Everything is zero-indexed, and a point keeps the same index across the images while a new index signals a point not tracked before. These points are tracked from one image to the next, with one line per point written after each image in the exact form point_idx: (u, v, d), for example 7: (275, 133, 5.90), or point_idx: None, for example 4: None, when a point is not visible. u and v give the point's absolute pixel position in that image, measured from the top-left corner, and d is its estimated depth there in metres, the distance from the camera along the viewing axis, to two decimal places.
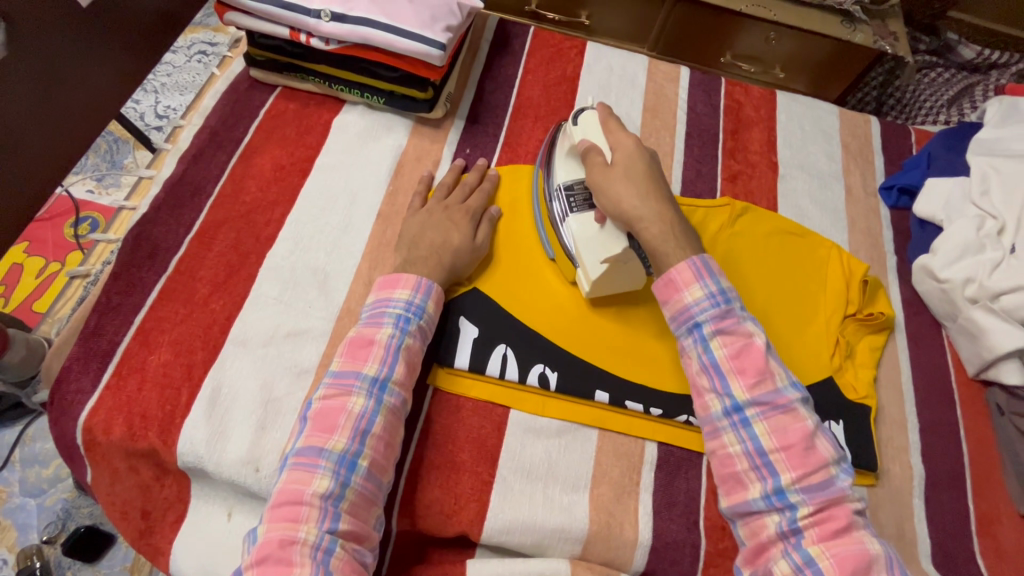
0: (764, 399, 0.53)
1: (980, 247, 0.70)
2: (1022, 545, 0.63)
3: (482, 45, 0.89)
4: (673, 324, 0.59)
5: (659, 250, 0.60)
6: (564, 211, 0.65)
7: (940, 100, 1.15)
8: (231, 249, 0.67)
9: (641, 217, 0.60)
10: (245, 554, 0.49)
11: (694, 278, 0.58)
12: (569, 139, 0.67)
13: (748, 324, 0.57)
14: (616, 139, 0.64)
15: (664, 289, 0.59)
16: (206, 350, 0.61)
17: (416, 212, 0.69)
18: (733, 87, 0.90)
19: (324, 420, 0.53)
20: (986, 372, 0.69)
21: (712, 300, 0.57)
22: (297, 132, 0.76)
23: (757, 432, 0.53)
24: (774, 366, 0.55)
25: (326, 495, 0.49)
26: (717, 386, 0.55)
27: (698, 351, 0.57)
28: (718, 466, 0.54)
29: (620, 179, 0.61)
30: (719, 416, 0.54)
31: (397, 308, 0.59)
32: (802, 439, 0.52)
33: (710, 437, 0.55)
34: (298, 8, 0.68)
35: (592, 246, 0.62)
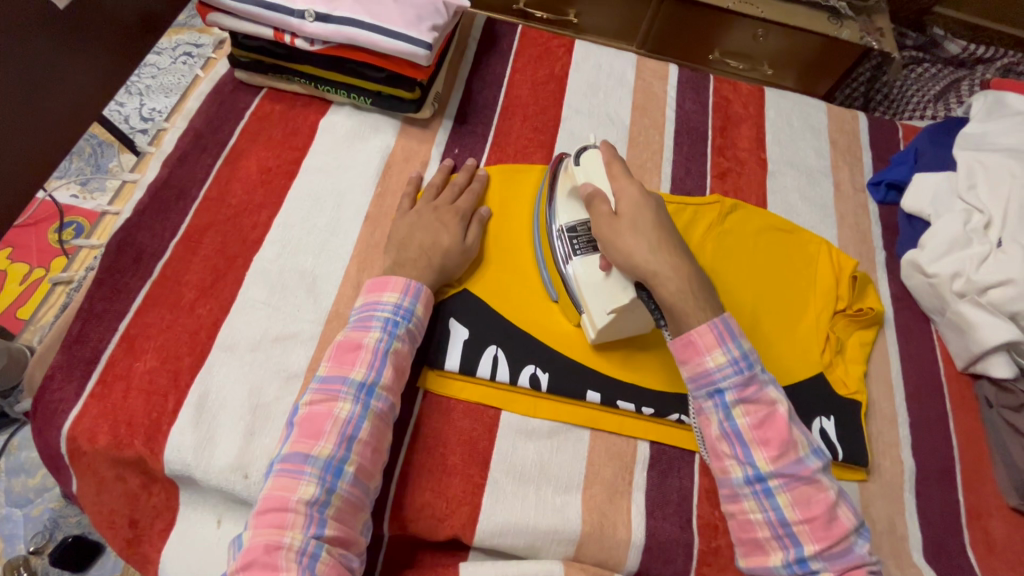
0: (787, 470, 0.52)
1: (967, 241, 0.70)
2: (1012, 538, 0.63)
3: (469, 44, 0.88)
4: (692, 387, 0.56)
5: (676, 308, 0.56)
6: (568, 253, 0.65)
7: (927, 95, 1.17)
8: (217, 252, 0.66)
9: (655, 272, 0.56)
10: (230, 560, 0.48)
11: (717, 343, 0.55)
12: (572, 180, 0.66)
13: (771, 389, 0.55)
14: (621, 184, 0.61)
15: (682, 349, 0.56)
16: (192, 355, 0.60)
17: (405, 214, 0.68)
18: (721, 84, 0.90)
19: (311, 425, 0.52)
20: (975, 366, 0.69)
21: (736, 368, 0.54)
22: (283, 133, 0.75)
23: (780, 503, 0.52)
24: (796, 433, 0.54)
25: (311, 501, 0.49)
26: (739, 454, 0.54)
27: (720, 418, 0.55)
28: (737, 528, 0.54)
29: (628, 230, 0.58)
30: (741, 484, 0.53)
31: (385, 311, 0.59)
32: (825, 511, 0.51)
33: (730, 502, 0.54)
34: (281, 8, 0.67)
35: (599, 293, 0.61)
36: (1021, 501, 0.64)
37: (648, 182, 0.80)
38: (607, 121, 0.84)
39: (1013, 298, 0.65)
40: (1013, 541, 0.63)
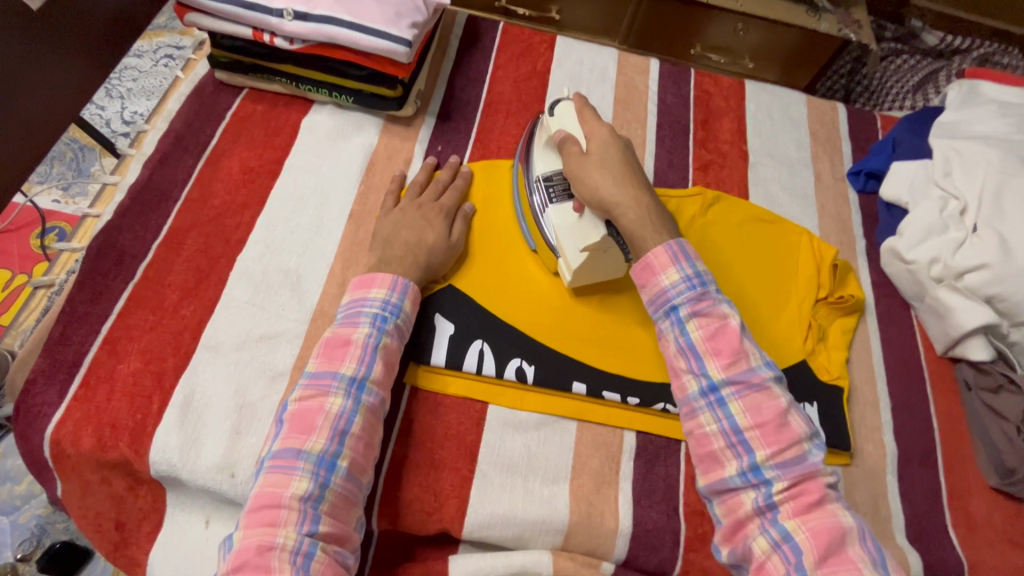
0: (739, 378, 0.53)
1: (944, 227, 0.71)
2: (992, 517, 0.64)
3: (451, 42, 0.88)
4: (651, 309, 0.58)
5: (638, 237, 0.59)
6: (545, 201, 0.67)
7: (906, 86, 1.18)
8: (200, 253, 0.66)
9: (619, 204, 0.60)
10: (221, 562, 0.48)
11: (671, 263, 0.57)
12: (547, 130, 0.68)
13: (725, 306, 0.56)
14: (591, 127, 0.64)
15: (641, 273, 0.59)
16: (176, 357, 0.60)
17: (390, 212, 0.68)
18: (702, 78, 0.91)
19: (301, 421, 0.52)
20: (954, 350, 0.70)
21: (688, 283, 0.56)
22: (265, 133, 0.75)
23: (733, 411, 0.52)
24: (749, 346, 0.55)
25: (305, 497, 0.49)
26: (693, 366, 0.54)
27: (675, 334, 0.56)
28: (695, 445, 0.54)
29: (596, 166, 0.61)
30: (696, 396, 0.54)
31: (374, 307, 0.59)
32: (776, 416, 0.51)
33: (687, 419, 0.54)
34: (259, 8, 0.67)
35: (571, 235, 0.63)
36: (1001, 481, 0.65)
37: None
38: None
39: (988, 282, 0.66)
40: (993, 520, 0.64)
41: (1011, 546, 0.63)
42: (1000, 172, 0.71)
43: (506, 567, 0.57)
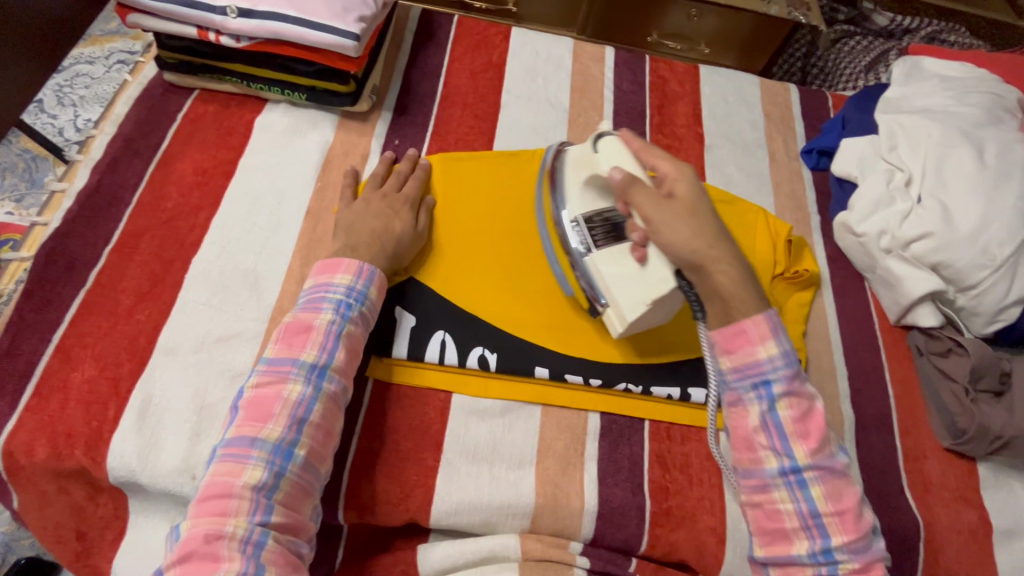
0: (823, 463, 0.51)
1: (891, 200, 0.72)
2: (946, 476, 0.67)
3: (406, 37, 0.89)
4: (735, 375, 0.53)
5: (732, 297, 0.54)
6: (586, 243, 0.64)
7: (858, 67, 1.18)
8: (154, 257, 0.65)
9: (714, 258, 0.54)
10: (168, 551, 0.48)
11: (770, 334, 0.53)
12: (594, 168, 0.63)
13: (811, 384, 0.54)
14: (671, 169, 0.59)
15: (730, 338, 0.53)
16: (132, 362, 0.59)
17: (351, 205, 0.67)
18: (658, 64, 0.92)
19: (257, 409, 0.52)
20: (906, 318, 0.72)
21: (787, 360, 0.52)
22: (218, 134, 0.74)
23: (813, 495, 0.51)
24: (831, 430, 0.53)
25: (257, 487, 0.49)
26: (776, 445, 0.52)
27: (762, 409, 0.52)
28: (761, 518, 0.52)
29: (685, 214, 0.55)
30: (774, 474, 0.52)
31: (338, 294, 0.59)
32: (855, 505, 0.51)
33: (757, 492, 0.53)
34: (202, 6, 0.66)
35: (632, 287, 0.59)
36: (953, 441, 0.67)
37: None
38: (546, 105, 0.85)
39: (934, 250, 0.68)
40: (948, 480, 0.66)
41: (964, 503, 0.65)
42: (940, 143, 0.73)
43: (474, 553, 0.58)
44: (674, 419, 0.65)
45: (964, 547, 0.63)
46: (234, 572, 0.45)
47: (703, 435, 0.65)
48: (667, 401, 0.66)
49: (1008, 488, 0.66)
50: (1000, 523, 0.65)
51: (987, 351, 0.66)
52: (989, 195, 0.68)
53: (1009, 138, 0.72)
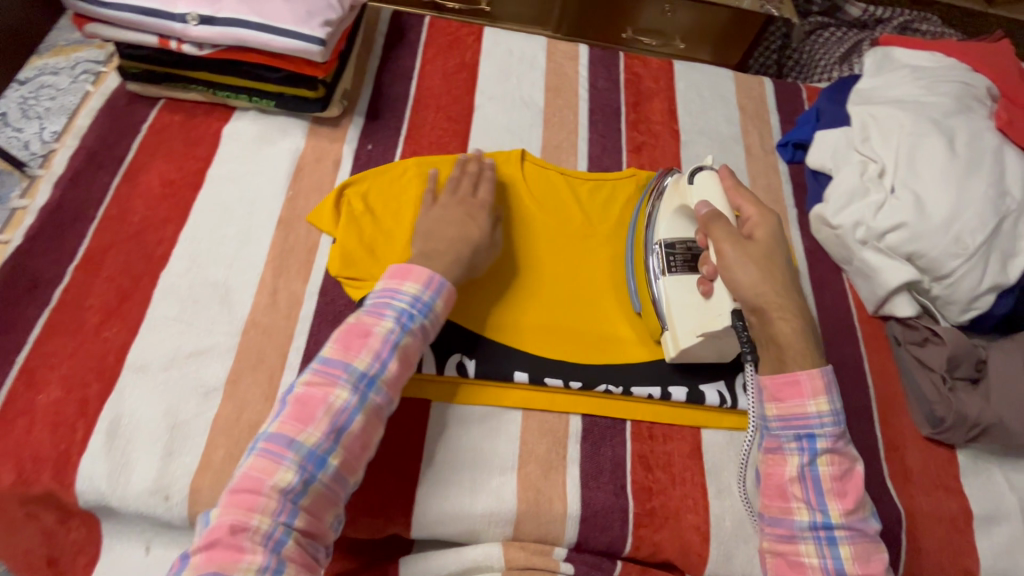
0: (855, 524, 0.53)
1: (865, 191, 0.73)
2: (926, 465, 0.67)
3: (377, 39, 0.88)
4: (780, 424, 0.55)
5: (789, 348, 0.55)
6: (663, 269, 0.65)
7: (832, 58, 1.19)
8: (121, 272, 0.64)
9: (779, 307, 0.56)
10: (195, 535, 0.47)
11: (823, 391, 0.54)
12: (683, 198, 0.66)
13: (852, 448, 0.56)
14: (757, 215, 0.61)
15: (783, 386, 0.55)
16: (101, 381, 0.58)
17: (429, 211, 0.65)
18: (632, 60, 0.92)
19: (302, 409, 0.50)
20: (883, 308, 0.72)
21: (836, 420, 0.54)
22: (185, 144, 0.73)
23: (841, 554, 0.52)
24: (866, 495, 0.55)
25: (286, 490, 0.47)
26: (811, 498, 0.53)
27: (803, 460, 0.54)
28: (782, 567, 0.53)
29: (760, 260, 0.58)
30: (805, 527, 0.53)
31: (403, 302, 0.56)
32: (881, 570, 0.52)
33: (784, 542, 0.54)
34: (161, 14, 0.65)
35: (688, 317, 0.62)
36: (932, 430, 0.67)
37: (564, 163, 0.81)
38: (521, 105, 0.84)
39: (907, 240, 0.68)
40: (928, 469, 0.67)
41: (944, 491, 0.66)
42: (911, 133, 0.73)
43: (457, 564, 0.58)
44: (656, 418, 0.65)
45: (944, 535, 0.64)
46: (256, 568, 0.44)
47: (684, 433, 0.65)
48: (648, 400, 0.65)
49: (987, 474, 0.67)
50: (980, 509, 0.65)
51: (963, 340, 0.66)
52: (960, 184, 0.69)
53: (978, 127, 0.73)
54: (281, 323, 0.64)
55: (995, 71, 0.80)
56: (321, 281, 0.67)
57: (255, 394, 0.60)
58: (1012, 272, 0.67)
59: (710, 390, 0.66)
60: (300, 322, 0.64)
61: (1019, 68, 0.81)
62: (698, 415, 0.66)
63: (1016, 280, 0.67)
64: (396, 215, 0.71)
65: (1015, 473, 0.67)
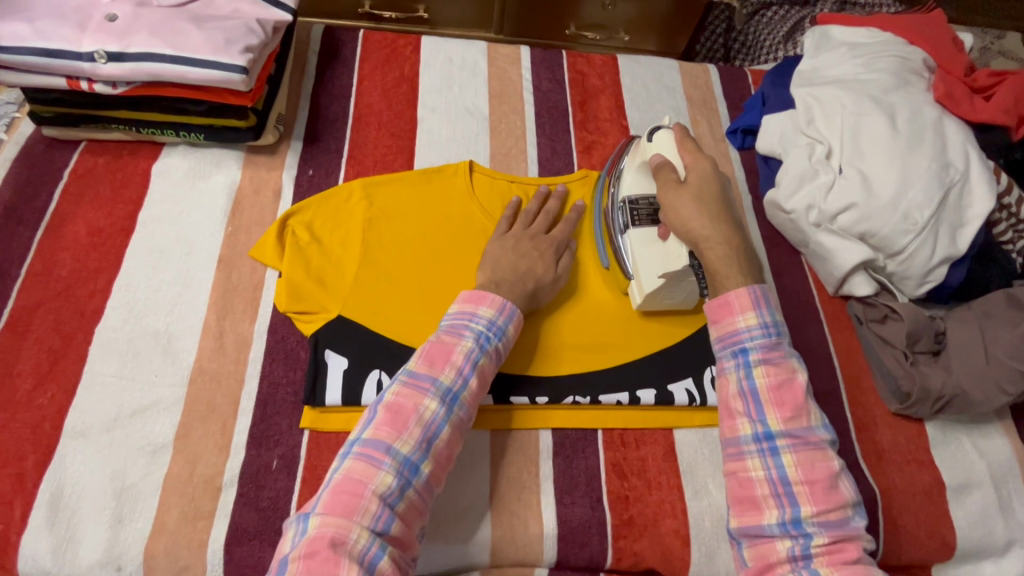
0: (797, 433, 0.51)
1: (814, 173, 0.72)
2: (896, 441, 0.67)
3: (309, 59, 0.84)
4: (717, 344, 0.55)
5: (720, 273, 0.56)
6: (627, 222, 0.66)
7: (777, 36, 1.16)
8: (51, 333, 0.60)
9: (707, 238, 0.57)
10: (291, 542, 0.45)
11: (751, 306, 0.54)
12: (642, 154, 0.67)
13: (794, 359, 0.54)
14: (691, 157, 0.61)
15: (716, 310, 0.55)
16: (37, 453, 0.55)
17: (502, 239, 0.66)
18: (575, 59, 0.90)
19: (394, 416, 0.50)
20: (843, 289, 0.72)
21: (765, 330, 0.53)
22: (112, 188, 0.69)
23: (784, 462, 0.50)
24: (811, 404, 0.52)
25: (386, 494, 0.47)
26: (751, 411, 0.52)
27: (740, 376, 0.53)
28: (735, 486, 0.52)
29: (690, 199, 0.59)
30: (748, 440, 0.51)
31: (480, 326, 0.57)
32: (827, 477, 0.49)
33: (732, 460, 0.52)
34: (65, 54, 0.61)
35: (651, 261, 0.63)
36: (900, 406, 0.68)
37: (514, 169, 0.79)
38: (465, 114, 0.82)
39: (858, 221, 0.68)
40: (898, 444, 0.67)
41: (917, 465, 0.66)
42: (853, 113, 0.73)
43: None
44: (626, 424, 0.64)
45: (919, 508, 0.64)
46: None
47: (657, 436, 0.64)
48: (616, 407, 0.64)
49: (955, 443, 0.68)
50: (952, 479, 0.66)
51: (920, 315, 0.66)
52: (904, 159, 0.69)
53: (918, 101, 0.73)
54: (229, 368, 0.61)
55: (930, 42, 0.81)
56: (270, 317, 0.64)
57: (208, 446, 0.57)
58: (961, 243, 0.67)
59: (677, 390, 0.65)
60: (250, 366, 0.61)
61: (952, 37, 0.82)
62: (668, 416, 0.65)
63: (966, 249, 0.68)
64: (344, 240, 0.68)
65: (981, 439, 0.68)
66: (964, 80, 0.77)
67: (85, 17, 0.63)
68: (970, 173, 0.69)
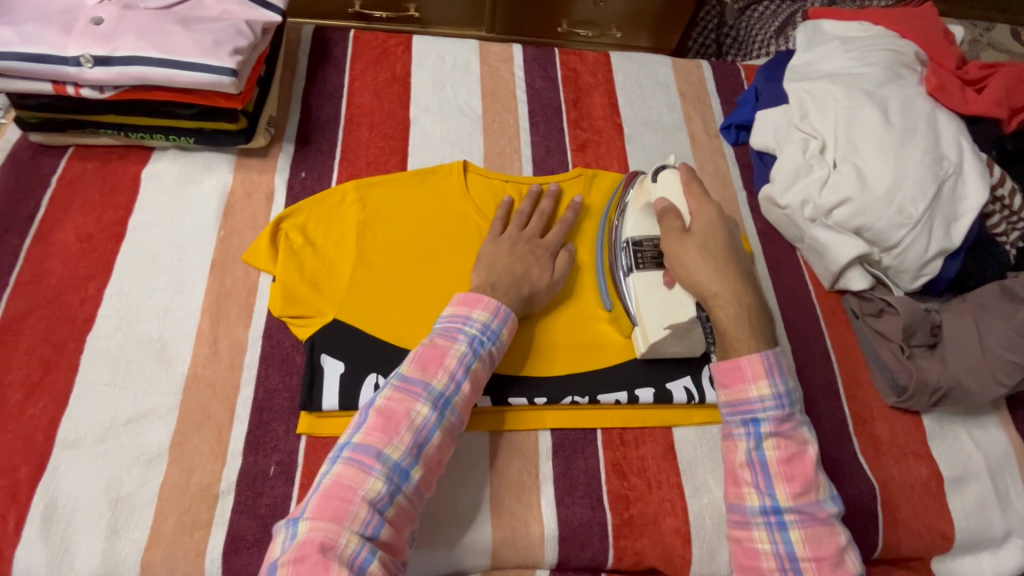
0: (806, 508, 0.51)
1: (809, 168, 0.72)
2: (894, 434, 0.68)
3: (300, 59, 0.84)
4: (727, 410, 0.54)
5: (729, 333, 0.55)
6: (630, 265, 0.65)
7: (769, 31, 1.17)
8: (42, 341, 0.59)
9: (715, 295, 0.56)
10: (280, 547, 0.45)
11: (764, 374, 0.53)
12: (647, 196, 0.66)
13: (805, 431, 0.54)
14: (697, 203, 0.60)
15: (726, 374, 0.54)
16: (30, 464, 0.54)
17: (498, 240, 0.66)
18: (568, 56, 0.90)
19: (386, 422, 0.50)
20: (839, 283, 0.72)
21: (779, 402, 0.52)
22: (101, 194, 0.68)
23: (792, 538, 0.50)
24: (821, 477, 0.52)
25: (376, 500, 0.47)
26: (760, 483, 0.52)
27: (750, 446, 0.53)
28: (740, 553, 0.52)
29: (696, 251, 0.58)
30: (755, 512, 0.51)
31: (473, 329, 0.56)
32: (834, 554, 0.49)
33: (738, 527, 0.52)
34: (50, 59, 0.60)
35: (655, 309, 0.62)
36: (897, 399, 0.68)
37: (509, 169, 0.78)
38: (458, 114, 0.82)
39: (854, 215, 0.68)
40: (896, 437, 0.67)
41: (915, 458, 0.66)
42: (846, 107, 0.73)
43: None
44: (625, 423, 0.64)
45: (919, 502, 0.64)
46: None
47: (656, 434, 0.64)
48: (616, 406, 0.64)
49: (953, 436, 0.68)
50: (950, 472, 0.66)
51: (915, 309, 0.66)
52: (897, 152, 0.69)
53: (910, 94, 0.73)
54: (224, 374, 0.60)
55: (921, 35, 0.81)
56: (264, 322, 0.64)
57: (203, 454, 0.56)
58: (956, 235, 0.68)
59: (676, 388, 0.64)
60: (245, 371, 0.61)
61: (943, 30, 0.82)
62: (667, 414, 0.64)
63: (961, 242, 0.68)
64: (338, 243, 0.67)
65: (978, 431, 0.68)
66: (956, 73, 0.77)
67: (70, 21, 0.62)
68: (963, 165, 0.69)
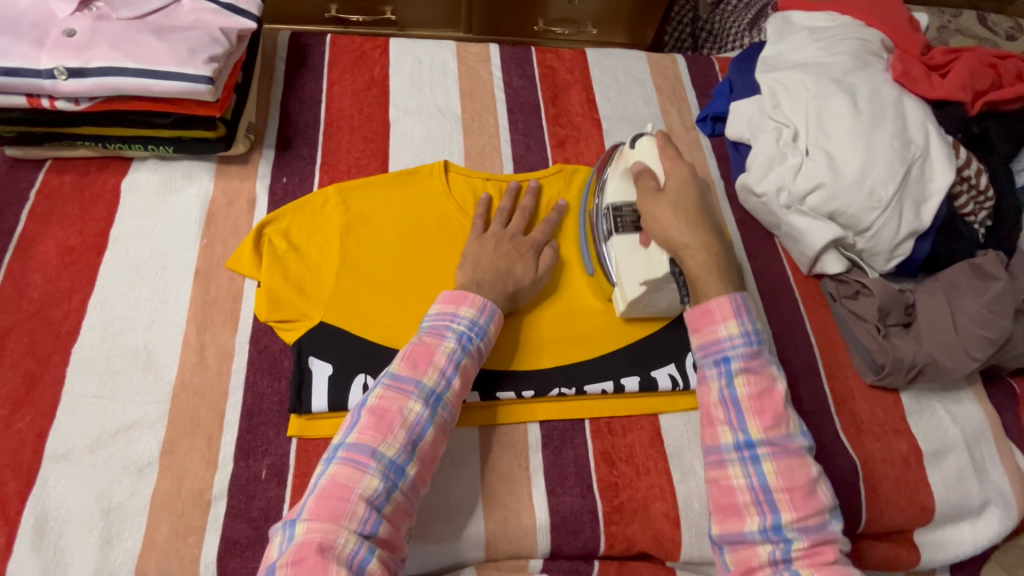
0: (777, 441, 0.52)
1: (783, 156, 0.74)
2: (874, 412, 0.69)
3: (277, 66, 0.84)
4: (699, 352, 0.57)
5: (699, 279, 0.58)
6: (610, 229, 0.66)
7: (741, 24, 1.12)
8: (26, 356, 0.59)
9: (686, 245, 0.59)
10: (278, 551, 0.45)
11: (732, 314, 0.56)
12: (625, 162, 0.68)
13: (774, 367, 0.55)
14: (671, 164, 0.64)
15: (698, 318, 0.57)
16: (19, 478, 0.54)
17: (481, 238, 0.67)
18: (544, 54, 0.91)
19: (380, 420, 0.50)
20: (816, 268, 0.74)
21: (746, 340, 0.55)
22: (81, 206, 0.68)
23: (765, 470, 0.52)
24: (790, 412, 0.54)
25: (373, 497, 0.47)
26: (732, 419, 0.54)
27: (721, 384, 0.54)
28: (717, 494, 0.53)
29: (669, 207, 0.61)
30: (729, 449, 0.53)
31: (461, 326, 0.57)
32: (806, 484, 0.51)
33: (714, 468, 0.54)
34: (23, 72, 0.60)
35: (633, 267, 0.63)
36: (875, 377, 0.70)
37: (489, 167, 0.79)
38: (437, 114, 0.82)
39: (827, 200, 0.70)
40: (876, 415, 0.69)
41: (895, 434, 0.68)
42: (816, 96, 0.75)
43: None
44: (612, 412, 0.65)
45: (899, 476, 0.66)
46: None
47: (643, 422, 0.65)
48: (602, 396, 0.65)
49: (930, 411, 0.70)
50: (928, 446, 0.68)
51: (888, 289, 0.68)
52: (867, 138, 0.71)
53: (878, 81, 0.75)
54: (212, 381, 0.60)
55: (887, 23, 0.83)
56: (250, 327, 0.64)
57: (194, 460, 0.57)
58: (925, 216, 0.70)
59: (661, 375, 0.66)
60: (233, 377, 0.61)
61: (908, 17, 0.84)
62: (654, 402, 0.66)
63: (930, 222, 0.70)
64: (322, 247, 0.68)
65: (954, 406, 0.70)
66: (921, 59, 0.79)
67: (42, 33, 0.62)
68: (930, 148, 0.71)
